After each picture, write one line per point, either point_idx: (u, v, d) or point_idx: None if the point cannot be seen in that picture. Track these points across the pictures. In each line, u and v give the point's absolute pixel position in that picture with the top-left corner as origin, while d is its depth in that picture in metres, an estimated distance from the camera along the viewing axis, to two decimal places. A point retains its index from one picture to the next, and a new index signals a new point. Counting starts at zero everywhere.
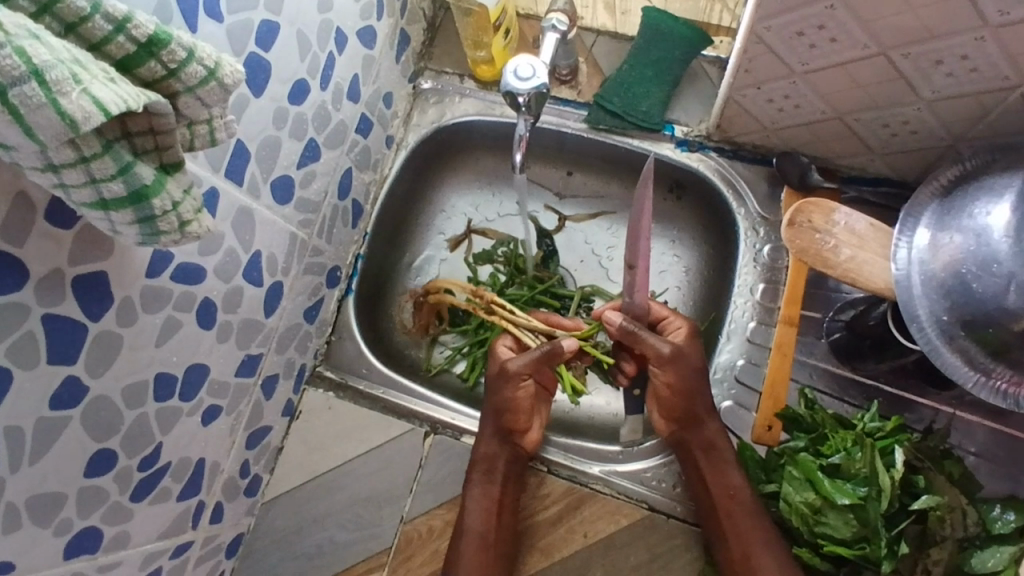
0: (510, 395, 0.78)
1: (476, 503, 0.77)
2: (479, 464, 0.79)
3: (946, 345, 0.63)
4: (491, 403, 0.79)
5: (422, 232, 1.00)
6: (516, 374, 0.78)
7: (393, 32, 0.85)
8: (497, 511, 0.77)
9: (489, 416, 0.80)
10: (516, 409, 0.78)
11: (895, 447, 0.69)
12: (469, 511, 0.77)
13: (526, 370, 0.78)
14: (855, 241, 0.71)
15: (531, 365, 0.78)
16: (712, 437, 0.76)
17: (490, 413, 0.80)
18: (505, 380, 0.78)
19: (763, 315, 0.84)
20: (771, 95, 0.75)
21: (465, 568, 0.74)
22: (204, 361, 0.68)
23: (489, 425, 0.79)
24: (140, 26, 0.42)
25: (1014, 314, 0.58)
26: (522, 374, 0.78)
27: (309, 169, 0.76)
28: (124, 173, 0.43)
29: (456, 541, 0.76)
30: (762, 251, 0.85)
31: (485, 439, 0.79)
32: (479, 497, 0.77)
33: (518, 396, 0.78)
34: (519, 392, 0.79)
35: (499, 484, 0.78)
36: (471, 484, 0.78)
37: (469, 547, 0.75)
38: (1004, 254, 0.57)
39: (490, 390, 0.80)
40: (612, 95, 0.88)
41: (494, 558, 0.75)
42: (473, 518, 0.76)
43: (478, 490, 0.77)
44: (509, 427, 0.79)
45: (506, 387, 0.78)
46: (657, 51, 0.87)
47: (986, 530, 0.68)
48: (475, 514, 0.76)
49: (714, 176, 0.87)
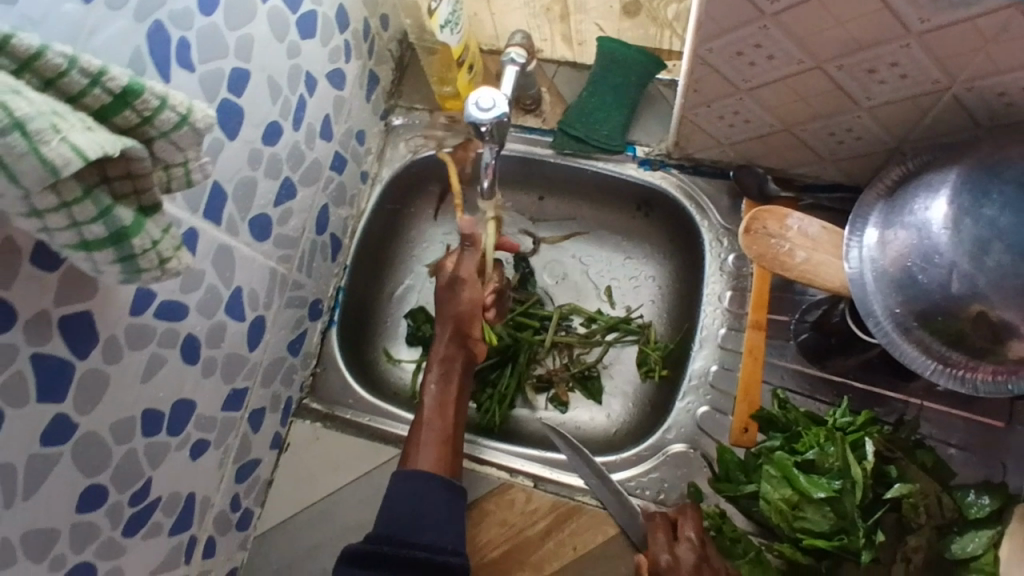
0: (462, 300, 0.85)
1: (432, 399, 0.82)
2: (436, 365, 0.84)
3: (902, 336, 0.67)
4: (447, 313, 0.85)
5: (402, 262, 1.03)
6: (469, 279, 0.86)
7: (362, 73, 0.89)
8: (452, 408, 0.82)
9: (445, 323, 0.85)
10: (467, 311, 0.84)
11: (866, 439, 0.72)
12: (426, 406, 0.81)
13: (469, 275, 0.85)
14: (810, 244, 0.73)
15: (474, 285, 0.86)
16: None
17: (445, 319, 0.85)
18: (454, 288, 0.85)
19: (733, 321, 0.86)
20: (721, 112, 0.79)
21: (423, 459, 0.77)
22: (189, 398, 0.70)
23: (445, 331, 0.85)
24: (115, 78, 0.45)
25: (960, 302, 0.61)
26: (467, 279, 0.85)
27: (285, 207, 0.79)
28: (104, 215, 0.46)
29: (416, 436, 0.79)
30: (727, 260, 0.88)
31: (441, 342, 0.84)
32: (435, 394, 0.82)
33: (471, 299, 0.85)
34: (470, 297, 0.85)
35: (455, 382, 0.83)
36: (427, 381, 0.83)
37: (428, 441, 0.78)
38: (945, 246, 0.61)
39: (454, 299, 0.85)
40: (575, 121, 0.91)
41: (450, 448, 0.79)
42: (429, 413, 0.80)
43: (435, 386, 0.82)
44: (464, 333, 0.84)
45: (455, 294, 0.85)
46: (614, 78, 0.91)
47: (963, 516, 0.71)
48: (431, 409, 0.81)
49: (677, 192, 0.91)
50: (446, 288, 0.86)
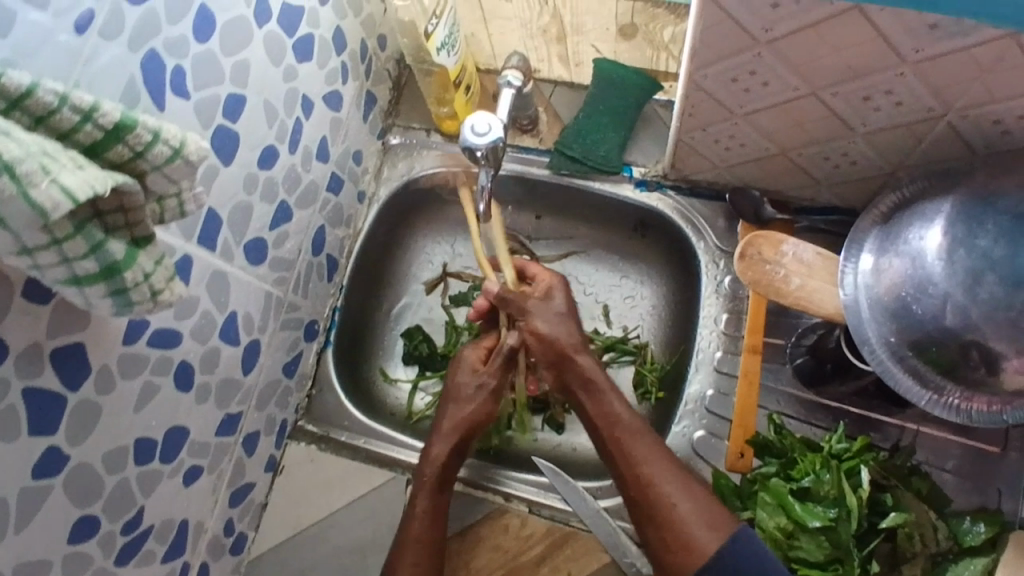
0: (479, 406, 0.84)
1: (421, 511, 0.78)
2: (431, 475, 0.79)
3: (897, 365, 0.66)
4: (457, 419, 0.83)
5: (398, 281, 1.03)
6: (491, 389, 0.84)
7: (359, 93, 0.89)
8: (436, 521, 0.78)
9: (445, 433, 0.82)
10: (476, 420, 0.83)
11: (861, 467, 0.72)
12: (415, 519, 0.77)
13: (496, 382, 0.84)
14: (804, 270, 0.73)
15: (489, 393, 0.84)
16: (615, 416, 0.78)
17: (449, 429, 0.82)
18: (478, 395, 0.84)
19: (729, 344, 0.86)
20: (717, 136, 0.78)
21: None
22: (183, 424, 0.70)
23: (450, 434, 0.82)
24: (107, 114, 0.45)
25: (954, 333, 0.61)
26: (490, 386, 0.84)
27: (280, 229, 0.79)
28: (95, 250, 0.46)
29: (400, 552, 0.75)
30: (723, 282, 0.88)
31: (442, 449, 0.81)
32: (424, 506, 0.78)
33: (486, 409, 0.84)
34: (487, 406, 0.84)
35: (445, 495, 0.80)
36: (417, 492, 0.79)
37: (416, 559, 0.75)
38: (939, 277, 0.60)
39: (459, 407, 0.83)
40: (572, 142, 0.91)
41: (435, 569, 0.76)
42: (416, 525, 0.76)
43: (426, 498, 0.78)
44: (466, 444, 0.83)
45: (471, 400, 0.84)
46: (611, 99, 0.91)
47: (959, 544, 0.71)
48: (418, 521, 0.77)
49: (674, 214, 0.91)
50: (458, 399, 0.84)
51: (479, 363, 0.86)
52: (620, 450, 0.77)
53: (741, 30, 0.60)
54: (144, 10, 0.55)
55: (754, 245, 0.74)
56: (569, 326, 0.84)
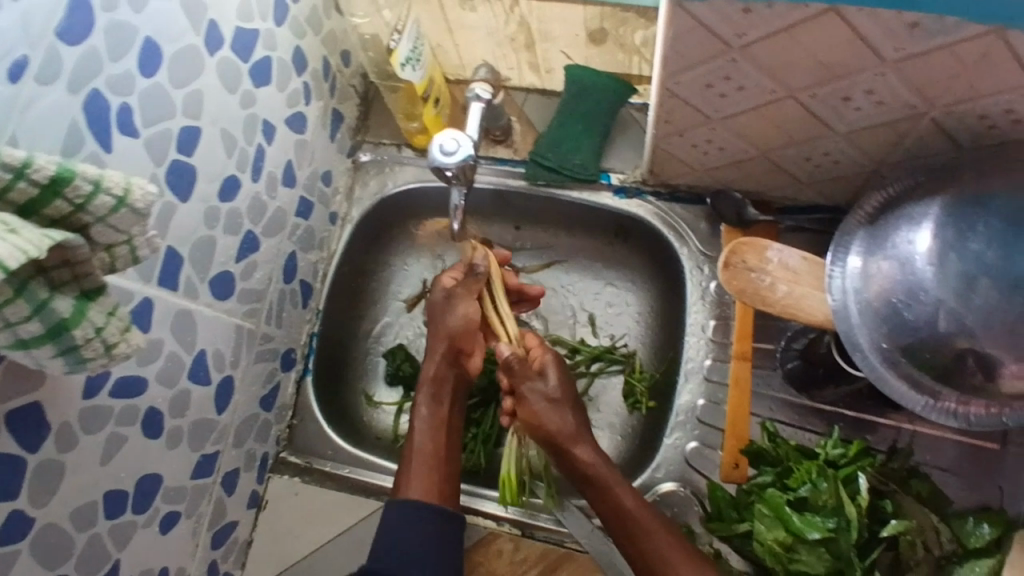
0: (458, 314, 0.83)
1: (424, 422, 0.78)
2: (427, 386, 0.80)
3: (890, 370, 0.64)
4: (439, 328, 0.82)
5: (378, 299, 1.00)
6: (462, 293, 0.84)
7: (324, 113, 0.86)
8: (444, 431, 0.78)
9: (438, 339, 0.82)
10: (466, 332, 0.82)
11: (859, 473, 0.70)
12: (418, 431, 0.77)
13: (468, 291, 0.84)
14: (791, 277, 0.70)
15: (470, 303, 0.84)
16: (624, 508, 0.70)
17: (436, 335, 0.82)
18: (450, 303, 0.84)
19: (718, 351, 0.84)
20: (694, 141, 0.76)
21: (418, 486, 0.73)
22: (155, 471, 0.67)
23: (437, 345, 0.81)
24: (41, 169, 0.43)
25: (946, 338, 0.59)
26: (461, 295, 0.84)
27: (248, 260, 0.76)
28: (39, 311, 0.44)
29: (406, 462, 0.75)
30: (709, 288, 0.86)
31: (433, 362, 0.81)
32: (425, 418, 0.78)
33: (466, 313, 0.83)
34: (465, 311, 0.83)
35: (445, 405, 0.80)
36: (417, 403, 0.79)
37: (421, 469, 0.74)
38: (930, 282, 0.58)
39: (444, 319, 0.83)
40: (547, 151, 0.89)
41: (445, 475, 0.75)
42: (421, 440, 0.77)
43: (426, 408, 0.79)
44: (457, 351, 0.82)
45: (445, 304, 0.83)
46: (584, 105, 0.88)
47: (963, 546, 0.70)
48: (423, 432, 0.77)
49: (655, 220, 0.89)
50: (442, 309, 0.83)
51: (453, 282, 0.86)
52: (635, 546, 0.68)
53: (712, 35, 0.57)
54: (83, 49, 0.52)
55: (738, 253, 0.72)
56: (560, 409, 0.77)
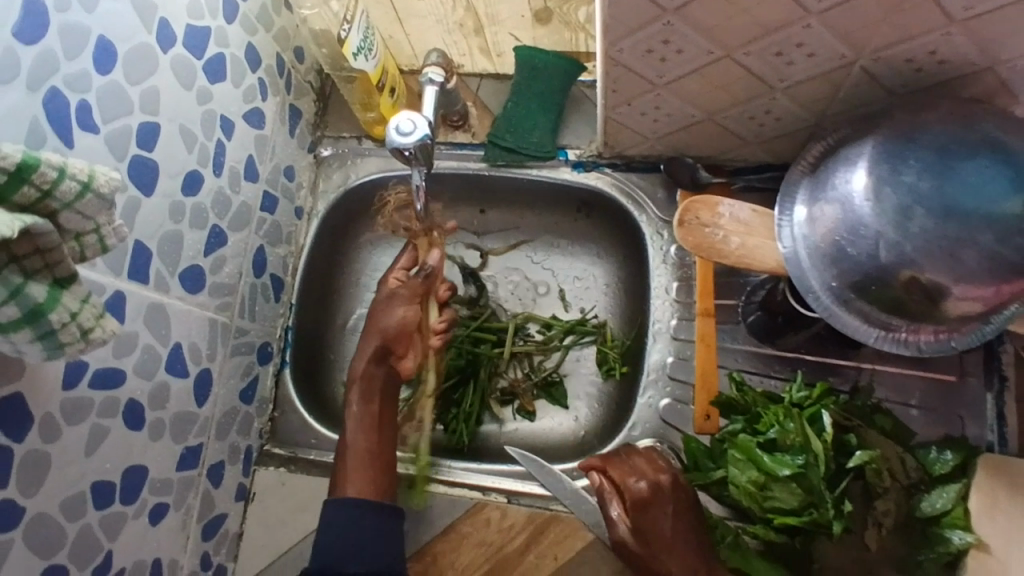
0: (395, 315, 0.85)
1: (356, 420, 0.81)
2: (355, 385, 0.83)
3: (842, 308, 0.68)
4: (374, 326, 0.84)
5: (351, 293, 1.01)
6: (404, 295, 0.85)
7: (282, 108, 0.88)
8: (376, 428, 0.81)
9: (371, 337, 0.84)
10: (404, 330, 0.85)
11: (822, 411, 0.73)
12: (350, 429, 0.80)
13: (412, 293, 0.85)
14: (743, 229, 0.74)
15: (412, 303, 0.85)
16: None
17: (371, 334, 0.84)
18: (392, 302, 0.85)
19: (683, 310, 0.87)
20: (643, 109, 0.79)
21: (353, 484, 0.77)
22: (141, 463, 0.68)
23: (369, 345, 0.84)
24: (7, 156, 0.44)
25: (889, 269, 0.62)
26: (404, 296, 0.85)
27: (217, 254, 0.77)
28: (15, 295, 0.46)
29: (341, 461, 0.79)
30: (670, 251, 0.89)
31: (363, 361, 0.83)
32: (357, 416, 0.81)
33: (402, 314, 0.85)
34: (403, 313, 0.85)
35: (377, 402, 0.82)
36: (348, 402, 0.82)
37: (356, 466, 0.78)
38: (869, 218, 0.62)
39: (379, 320, 0.85)
40: (504, 132, 0.92)
41: (381, 471, 0.79)
42: (355, 438, 0.80)
43: (357, 407, 0.81)
44: (387, 350, 0.84)
45: (382, 304, 0.85)
46: (536, 85, 0.91)
47: (929, 474, 0.73)
48: (355, 431, 0.80)
49: (614, 191, 0.92)
50: (384, 311, 0.85)
51: (402, 279, 0.86)
52: None
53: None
54: (40, 49, 0.53)
55: (693, 210, 0.75)
56: (671, 516, 0.72)
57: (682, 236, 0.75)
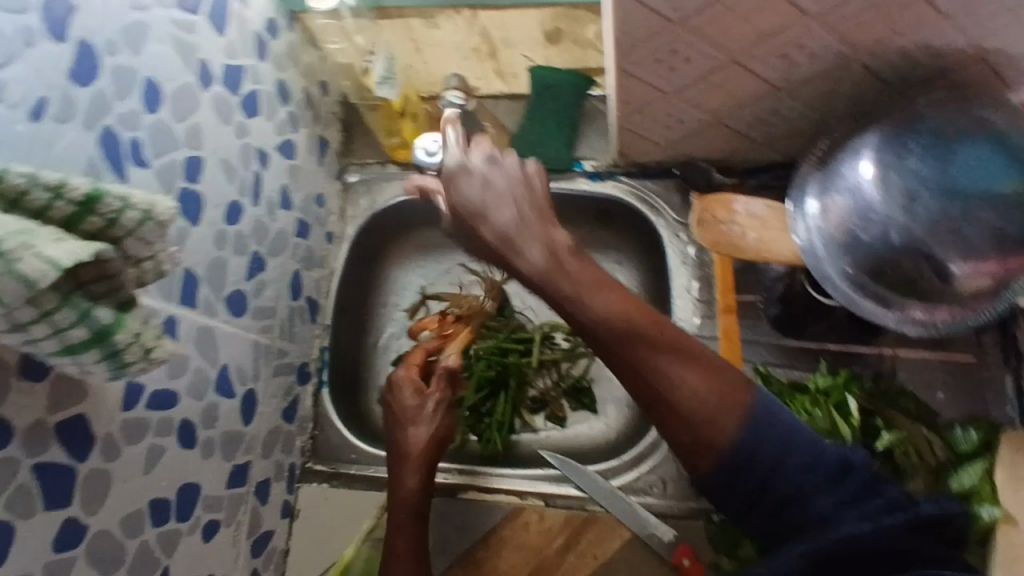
0: (434, 421, 0.83)
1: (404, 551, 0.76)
2: (403, 507, 0.78)
3: (861, 294, 0.68)
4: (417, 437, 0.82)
5: (381, 313, 1.05)
6: (434, 394, 0.85)
7: (311, 140, 0.93)
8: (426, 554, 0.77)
9: (415, 451, 0.81)
10: (439, 436, 0.83)
11: (848, 397, 0.75)
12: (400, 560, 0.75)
13: (439, 388, 0.86)
14: (758, 224, 0.76)
15: (441, 406, 0.85)
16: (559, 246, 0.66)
17: (416, 448, 0.81)
18: (426, 405, 0.84)
19: (704, 309, 0.88)
20: (654, 116, 0.82)
21: None
22: (194, 479, 0.71)
23: (413, 457, 0.81)
24: (76, 188, 0.48)
25: (902, 253, 0.64)
26: (440, 397, 0.85)
27: (258, 278, 0.81)
28: (84, 318, 0.48)
29: None
30: (688, 252, 0.91)
31: (410, 480, 0.80)
32: (406, 543, 0.77)
33: (442, 419, 0.84)
34: (443, 416, 0.84)
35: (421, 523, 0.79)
36: (395, 529, 0.78)
37: None
38: (879, 206, 0.65)
39: (412, 430, 0.83)
40: (520, 148, 0.96)
41: None
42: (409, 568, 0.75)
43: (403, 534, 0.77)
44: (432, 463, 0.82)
45: (416, 408, 0.84)
46: (549, 103, 0.95)
47: (954, 453, 0.73)
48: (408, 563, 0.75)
49: (630, 197, 0.95)
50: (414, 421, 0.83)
51: (418, 377, 0.87)
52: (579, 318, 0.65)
53: (652, 14, 0.64)
54: (93, 90, 0.58)
55: (708, 209, 0.78)
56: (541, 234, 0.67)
57: (700, 237, 0.77)
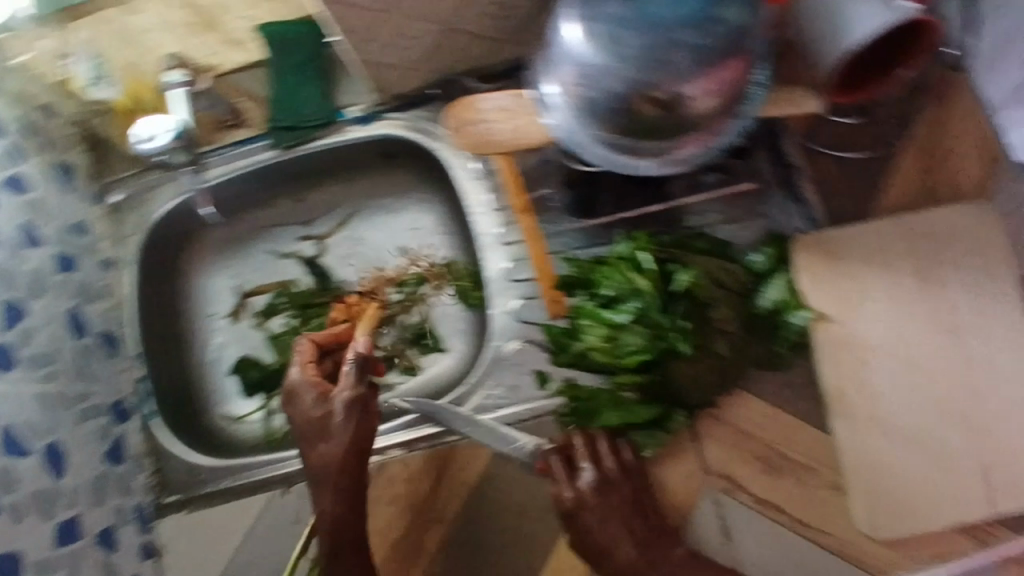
0: (346, 434, 0.75)
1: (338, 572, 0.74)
2: (330, 532, 0.75)
3: (622, 153, 0.68)
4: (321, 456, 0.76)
5: (200, 325, 1.00)
6: (334, 404, 0.76)
7: (44, 168, 0.86)
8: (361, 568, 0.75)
9: (330, 471, 0.76)
10: (357, 439, 0.76)
11: (640, 251, 0.77)
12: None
13: (344, 397, 0.76)
14: (507, 116, 0.73)
15: (353, 408, 0.75)
16: (580, 497, 0.76)
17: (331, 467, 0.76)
18: (326, 420, 0.76)
19: (503, 217, 0.87)
20: (386, 41, 0.79)
21: None
22: (8, 549, 0.65)
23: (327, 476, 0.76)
24: None
25: (638, 104, 0.63)
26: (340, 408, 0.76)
27: (21, 326, 0.75)
28: None
29: None
30: (472, 167, 0.89)
31: (326, 504, 0.76)
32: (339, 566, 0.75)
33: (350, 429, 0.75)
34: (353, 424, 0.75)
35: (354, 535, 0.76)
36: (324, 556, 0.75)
37: None
38: (602, 69, 0.62)
39: (332, 436, 0.75)
40: (278, 113, 0.91)
41: None
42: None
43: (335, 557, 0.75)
44: (351, 477, 0.76)
45: (321, 422, 0.77)
46: (289, 58, 0.90)
47: (756, 272, 0.78)
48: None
49: (407, 131, 0.92)
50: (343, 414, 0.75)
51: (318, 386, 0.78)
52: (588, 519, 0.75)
53: None
54: None
55: (456, 114, 0.73)
56: (606, 523, 0.75)
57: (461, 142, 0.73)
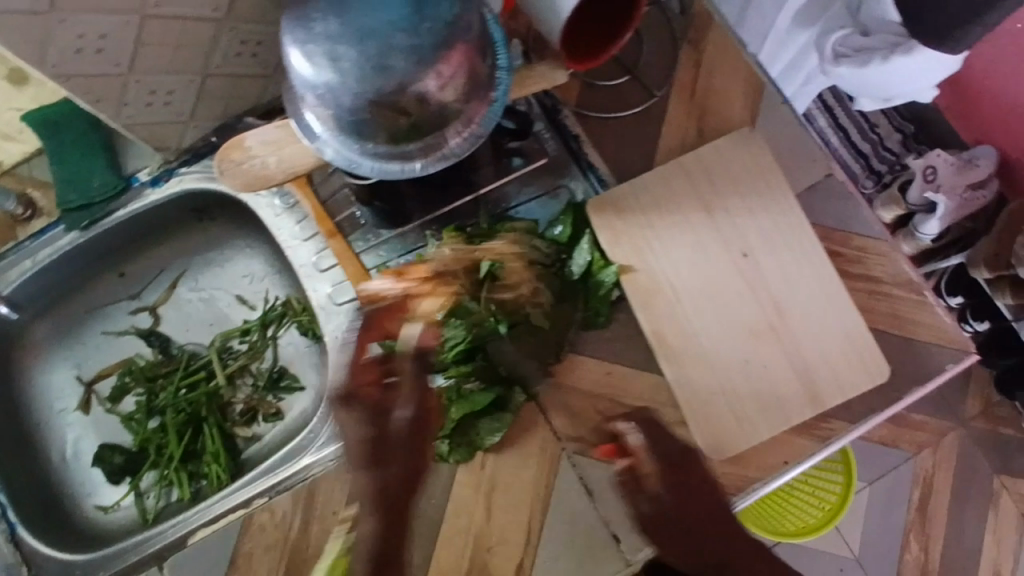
0: (410, 439, 0.73)
1: None
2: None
3: (386, 159, 0.69)
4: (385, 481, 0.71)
5: (50, 424, 0.98)
6: (401, 420, 0.73)
7: None
8: None
9: (382, 513, 0.71)
10: (412, 454, 0.72)
11: (444, 251, 0.80)
12: None
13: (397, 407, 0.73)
14: (273, 148, 0.73)
15: (415, 421, 0.73)
16: (638, 474, 0.75)
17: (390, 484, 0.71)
18: (397, 433, 0.73)
19: (316, 245, 0.89)
20: (144, 99, 0.79)
21: None
22: None
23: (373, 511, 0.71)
24: None
25: (380, 110, 0.64)
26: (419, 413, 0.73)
27: None
28: None
29: None
30: (276, 203, 0.91)
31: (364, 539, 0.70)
32: None
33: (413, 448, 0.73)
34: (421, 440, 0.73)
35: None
36: None
37: None
38: (334, 83, 0.63)
39: (394, 408, 0.73)
40: (67, 194, 0.91)
41: None
42: None
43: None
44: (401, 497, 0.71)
45: (395, 438, 0.72)
46: (62, 140, 0.93)
47: (559, 243, 0.83)
48: None
49: (203, 181, 0.91)
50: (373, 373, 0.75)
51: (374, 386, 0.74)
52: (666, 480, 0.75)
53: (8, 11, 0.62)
54: None
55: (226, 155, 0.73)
56: (647, 515, 0.74)
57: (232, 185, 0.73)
